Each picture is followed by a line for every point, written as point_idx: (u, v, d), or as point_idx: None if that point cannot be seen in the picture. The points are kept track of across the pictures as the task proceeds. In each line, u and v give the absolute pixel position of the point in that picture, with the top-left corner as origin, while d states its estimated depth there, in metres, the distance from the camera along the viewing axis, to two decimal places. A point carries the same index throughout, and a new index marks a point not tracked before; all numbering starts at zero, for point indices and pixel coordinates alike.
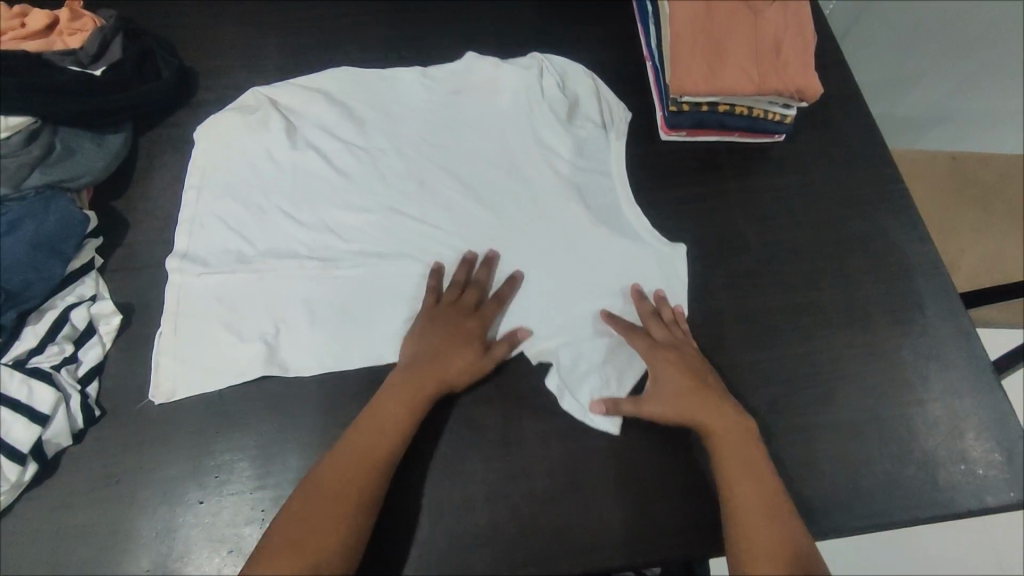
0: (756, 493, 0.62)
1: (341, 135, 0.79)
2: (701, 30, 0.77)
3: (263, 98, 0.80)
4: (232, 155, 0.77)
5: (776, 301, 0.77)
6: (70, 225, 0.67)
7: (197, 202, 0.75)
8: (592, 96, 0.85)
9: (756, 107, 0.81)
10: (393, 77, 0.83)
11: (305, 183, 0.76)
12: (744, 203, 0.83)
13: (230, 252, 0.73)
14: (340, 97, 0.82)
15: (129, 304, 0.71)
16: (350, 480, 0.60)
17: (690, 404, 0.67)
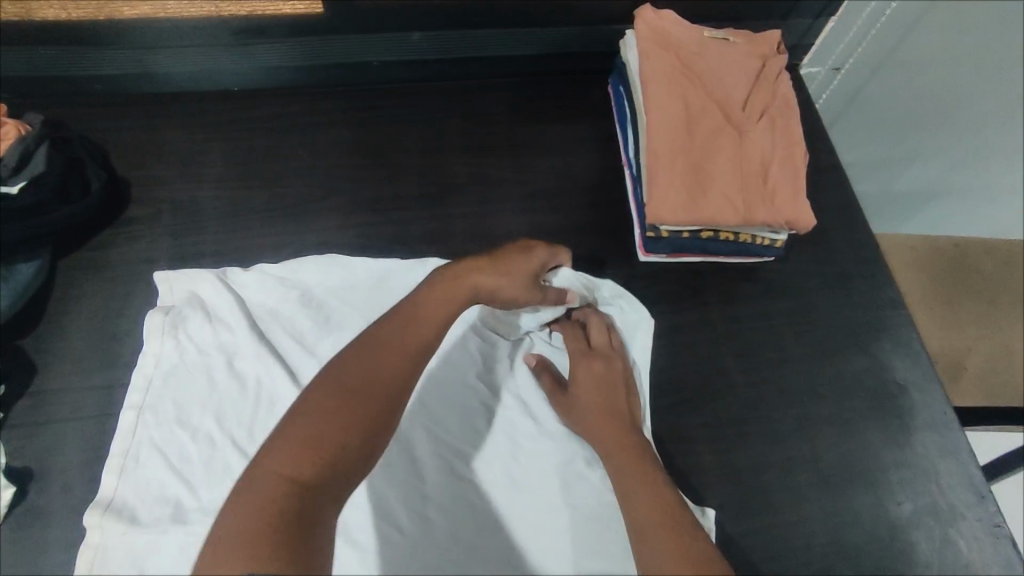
0: (646, 491, 0.58)
1: (316, 349, 0.69)
2: (681, 154, 0.70)
3: (228, 294, 0.70)
4: (186, 367, 0.67)
5: (768, 457, 0.69)
6: None
7: (136, 428, 0.63)
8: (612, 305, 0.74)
9: (743, 232, 0.74)
10: (378, 266, 0.74)
11: (266, 410, 0.66)
12: (729, 335, 0.75)
13: (165, 504, 0.61)
14: (318, 291, 0.72)
15: (28, 470, 0.62)
16: (387, 383, 0.53)
17: (596, 396, 0.66)
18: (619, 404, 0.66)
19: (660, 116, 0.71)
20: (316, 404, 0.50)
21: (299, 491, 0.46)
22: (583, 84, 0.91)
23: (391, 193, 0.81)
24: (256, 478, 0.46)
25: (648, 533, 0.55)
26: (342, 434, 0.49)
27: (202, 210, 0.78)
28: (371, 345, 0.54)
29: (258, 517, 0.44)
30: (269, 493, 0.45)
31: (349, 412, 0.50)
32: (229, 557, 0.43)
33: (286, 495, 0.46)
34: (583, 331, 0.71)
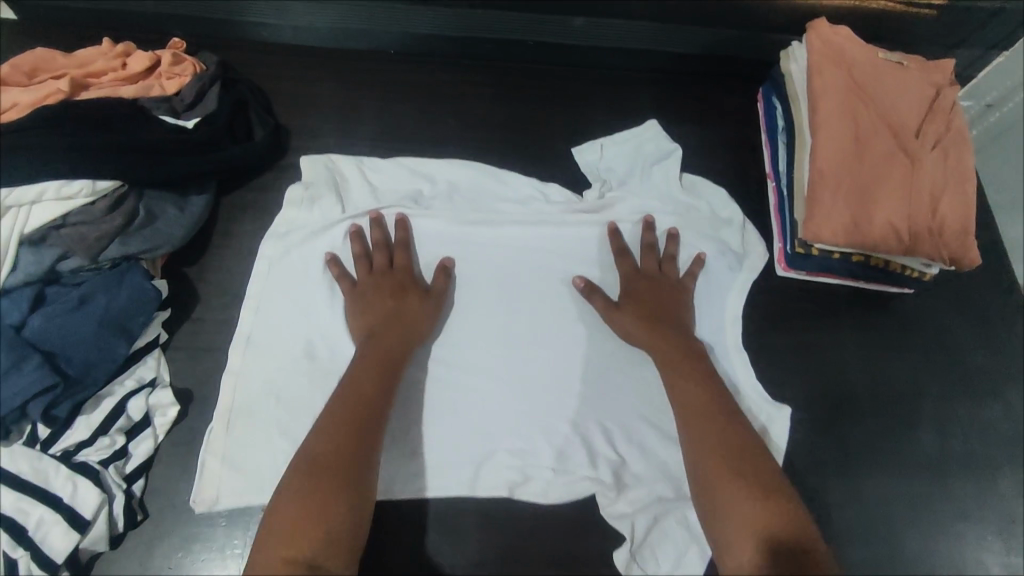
0: (695, 392, 0.62)
1: (435, 229, 0.74)
2: (848, 174, 0.69)
3: (360, 177, 0.75)
4: (315, 230, 0.72)
5: (889, 486, 0.69)
6: (141, 301, 0.63)
7: (269, 278, 0.70)
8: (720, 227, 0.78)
9: (894, 261, 0.73)
10: (505, 176, 0.77)
11: None
12: (862, 362, 0.75)
13: (297, 344, 0.67)
14: (444, 182, 0.76)
15: (189, 391, 0.66)
16: (380, 359, 0.61)
17: (652, 316, 0.68)
18: (673, 317, 0.69)
19: (828, 133, 0.70)
20: (320, 436, 0.54)
21: (343, 446, 0.53)
22: (733, 88, 0.90)
23: (534, 173, 0.82)
24: (311, 445, 0.53)
25: (700, 424, 0.59)
26: (365, 382, 0.59)
27: None
28: (356, 378, 0.59)
29: (316, 463, 0.52)
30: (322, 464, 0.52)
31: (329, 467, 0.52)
32: (308, 483, 0.51)
33: (337, 451, 0.53)
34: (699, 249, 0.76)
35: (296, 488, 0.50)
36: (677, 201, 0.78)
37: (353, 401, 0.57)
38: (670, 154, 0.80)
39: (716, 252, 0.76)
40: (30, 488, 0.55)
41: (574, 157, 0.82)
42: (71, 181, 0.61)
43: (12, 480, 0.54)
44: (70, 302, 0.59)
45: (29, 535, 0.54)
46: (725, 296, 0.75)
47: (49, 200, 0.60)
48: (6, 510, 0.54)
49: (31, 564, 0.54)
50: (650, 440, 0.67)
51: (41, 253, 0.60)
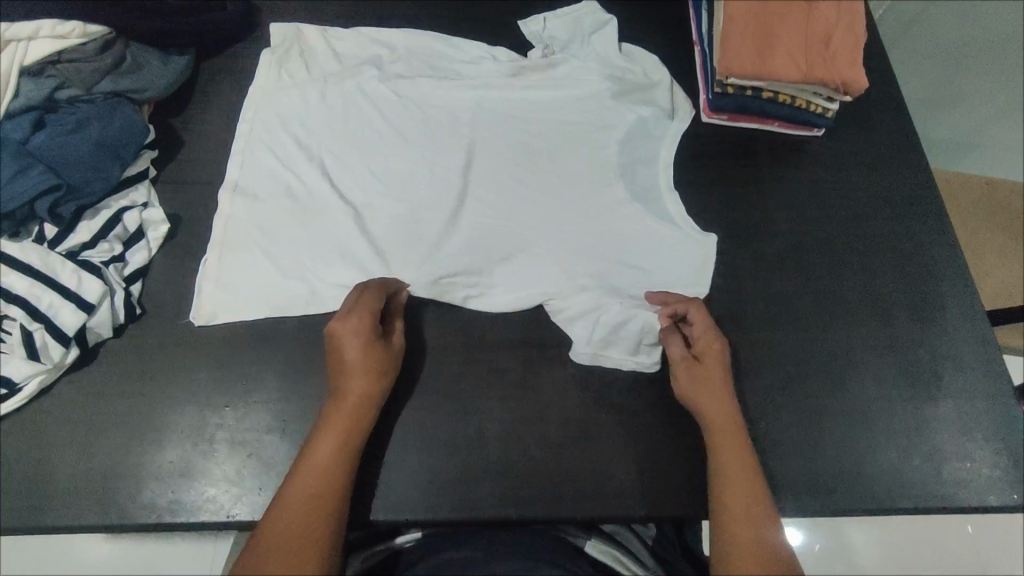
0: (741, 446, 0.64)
1: (397, 87, 0.81)
2: (754, 15, 0.78)
3: (328, 47, 0.82)
4: (290, 92, 0.79)
5: (798, 286, 0.78)
6: (131, 132, 0.71)
7: (249, 132, 0.77)
8: (650, 85, 0.85)
9: (800, 96, 0.82)
10: (457, 41, 0.85)
11: (357, 126, 0.78)
12: (775, 189, 0.85)
13: (276, 185, 0.74)
14: (403, 54, 0.84)
15: (177, 216, 0.74)
16: (322, 463, 0.59)
17: (719, 388, 0.67)
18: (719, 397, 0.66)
19: None
20: (291, 519, 0.56)
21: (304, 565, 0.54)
22: None
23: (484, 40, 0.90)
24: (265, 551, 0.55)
25: (741, 474, 0.62)
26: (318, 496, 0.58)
27: None
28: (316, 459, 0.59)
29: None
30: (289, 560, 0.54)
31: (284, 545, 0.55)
32: None
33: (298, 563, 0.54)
34: (634, 102, 0.84)
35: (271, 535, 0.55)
36: (613, 63, 0.86)
37: (305, 504, 0.57)
38: (607, 24, 0.87)
39: (646, 107, 0.84)
40: (41, 274, 0.63)
41: (521, 29, 0.89)
42: (64, 22, 0.69)
43: (24, 267, 0.62)
44: (68, 124, 0.67)
45: (42, 311, 0.62)
46: (654, 142, 0.83)
47: (44, 37, 0.68)
48: (20, 291, 0.62)
49: (46, 336, 0.62)
50: (602, 270, 0.75)
51: (39, 82, 0.68)
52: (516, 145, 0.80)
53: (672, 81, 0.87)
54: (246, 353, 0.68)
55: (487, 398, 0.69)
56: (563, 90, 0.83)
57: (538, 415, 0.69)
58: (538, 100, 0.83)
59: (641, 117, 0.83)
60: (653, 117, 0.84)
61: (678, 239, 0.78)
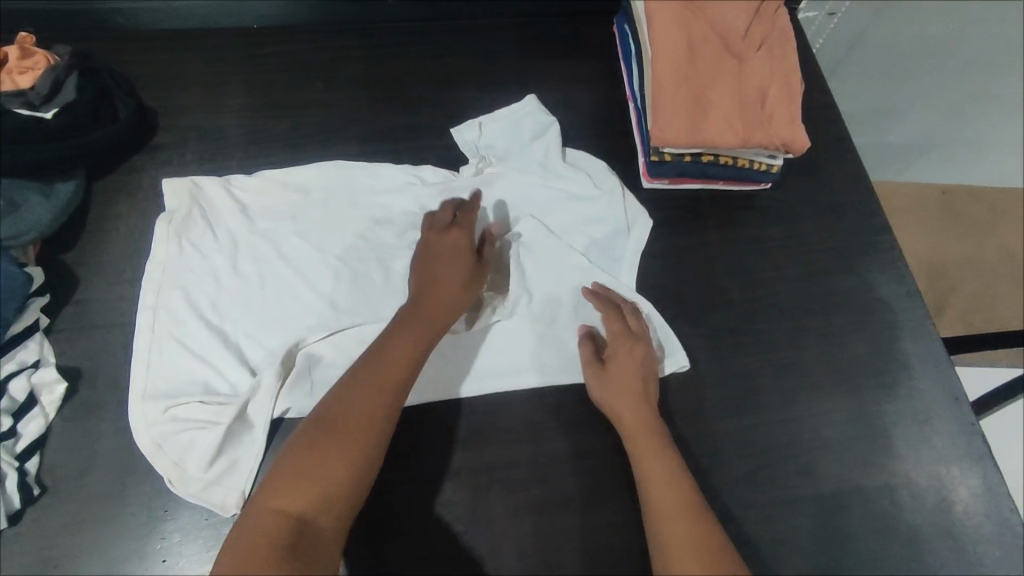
0: (672, 488, 0.61)
1: (319, 242, 0.73)
2: (684, 79, 0.74)
3: (228, 200, 0.73)
4: (193, 268, 0.69)
5: (759, 362, 0.74)
6: (13, 286, 0.63)
7: (153, 327, 0.67)
8: (608, 198, 0.77)
9: (741, 157, 0.78)
10: (376, 168, 0.76)
11: (275, 296, 0.70)
12: (725, 254, 0.80)
13: (199, 377, 0.66)
14: (318, 192, 0.75)
15: (77, 368, 0.67)
16: (415, 339, 0.63)
17: (624, 377, 0.68)
18: (632, 358, 0.68)
19: (665, 43, 0.75)
20: (352, 397, 0.59)
21: (351, 437, 0.57)
22: (589, 24, 0.94)
23: (404, 122, 0.84)
24: (311, 437, 0.57)
25: (666, 517, 0.60)
26: (389, 388, 0.60)
27: (225, 138, 0.80)
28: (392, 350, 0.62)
29: (315, 453, 0.55)
30: (345, 417, 0.57)
31: (337, 443, 0.56)
32: (298, 478, 0.54)
33: (352, 442, 0.56)
34: (588, 223, 0.78)
35: (315, 426, 0.57)
36: (555, 170, 0.78)
37: (370, 386, 0.59)
38: (548, 127, 0.80)
39: (599, 224, 0.77)
40: None
41: (455, 138, 0.82)
42: None
43: None
44: None
45: None
46: (613, 263, 0.77)
47: None
48: None
49: None
50: (564, 431, 0.69)
51: None
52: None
53: (625, 188, 0.78)
54: (164, 522, 0.62)
55: (436, 535, 0.64)
56: (505, 219, 0.77)
57: (492, 549, 0.64)
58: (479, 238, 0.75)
59: (593, 239, 0.77)
60: (609, 234, 0.77)
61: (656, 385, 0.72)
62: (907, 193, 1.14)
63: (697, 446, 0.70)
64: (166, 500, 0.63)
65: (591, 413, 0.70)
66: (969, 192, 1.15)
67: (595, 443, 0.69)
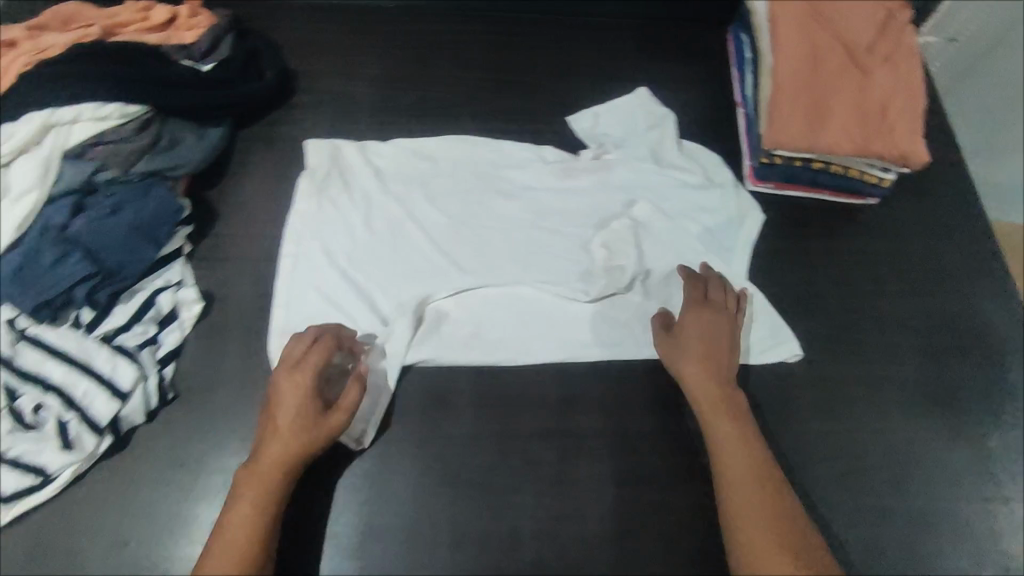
0: (743, 454, 0.64)
1: (445, 208, 0.78)
2: (804, 85, 0.75)
3: (365, 163, 0.80)
4: (330, 219, 0.76)
5: (855, 371, 0.74)
6: (166, 213, 0.70)
7: (295, 270, 0.74)
8: (722, 192, 0.82)
9: (852, 167, 0.79)
10: (501, 146, 0.82)
11: (402, 250, 0.75)
12: (826, 262, 0.80)
13: (333, 316, 0.71)
14: (445, 160, 0.81)
15: (211, 293, 0.73)
16: (254, 473, 0.60)
17: (695, 347, 0.69)
18: (705, 329, 0.70)
19: (787, 50, 0.77)
20: (242, 499, 0.59)
21: (246, 539, 0.57)
22: (704, 30, 0.96)
23: (521, 106, 0.88)
24: (230, 536, 0.57)
25: (738, 485, 0.62)
26: (252, 510, 0.59)
27: (356, 104, 0.87)
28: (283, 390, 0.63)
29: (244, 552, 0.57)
30: (236, 518, 0.58)
31: (244, 518, 0.58)
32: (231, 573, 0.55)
33: (250, 534, 0.58)
34: (699, 214, 0.81)
35: (235, 517, 0.58)
36: (670, 160, 0.83)
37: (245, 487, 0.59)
38: (662, 119, 0.86)
39: (714, 215, 0.81)
40: (78, 363, 0.63)
41: (569, 125, 0.86)
42: (103, 105, 0.69)
43: (62, 355, 0.63)
44: (106, 208, 0.67)
45: (77, 402, 0.62)
46: (727, 252, 0.80)
47: (85, 120, 0.68)
48: (57, 380, 0.62)
49: (80, 425, 0.62)
50: (652, 410, 0.71)
51: (80, 165, 0.68)
52: (579, 271, 0.76)
53: (736, 184, 0.83)
54: None
55: (523, 489, 0.66)
56: (619, 203, 0.80)
57: (576, 513, 0.66)
58: (597, 218, 0.80)
59: (704, 229, 0.80)
60: (720, 226, 0.80)
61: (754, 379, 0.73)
62: None
63: (786, 444, 0.70)
64: None
65: (681, 398, 0.72)
66: None
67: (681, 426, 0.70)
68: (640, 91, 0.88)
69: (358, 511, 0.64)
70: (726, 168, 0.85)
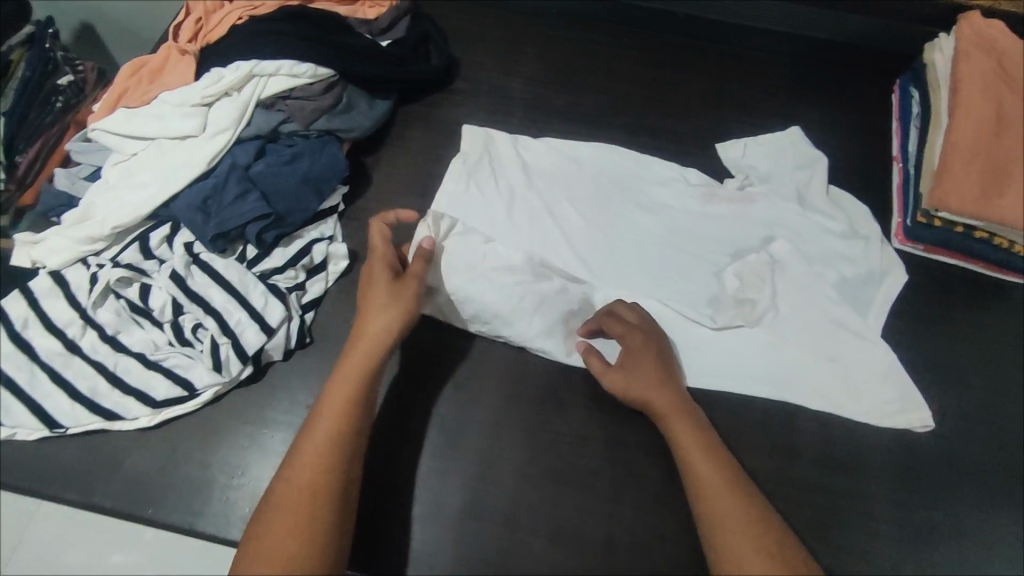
0: (717, 471, 0.60)
1: (585, 212, 0.80)
2: (984, 150, 0.72)
3: (513, 156, 0.83)
4: (474, 202, 0.79)
5: (988, 457, 0.70)
6: (334, 171, 0.75)
7: None
8: (870, 244, 0.79)
9: (1019, 242, 0.75)
10: (647, 161, 0.83)
11: (540, 245, 0.77)
12: (972, 337, 0.76)
13: (466, 295, 0.74)
14: (591, 166, 0.83)
15: (356, 253, 0.77)
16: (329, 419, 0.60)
17: (642, 362, 0.66)
18: (638, 348, 0.67)
19: (970, 111, 0.74)
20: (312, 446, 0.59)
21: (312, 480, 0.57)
22: (868, 77, 0.94)
23: (670, 125, 0.88)
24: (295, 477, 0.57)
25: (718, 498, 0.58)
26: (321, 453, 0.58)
27: (511, 97, 0.90)
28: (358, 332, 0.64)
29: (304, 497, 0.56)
30: (305, 460, 0.58)
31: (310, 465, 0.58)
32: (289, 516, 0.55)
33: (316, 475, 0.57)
34: (840, 263, 0.78)
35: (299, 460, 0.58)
36: (816, 204, 0.81)
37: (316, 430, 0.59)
38: (814, 160, 0.84)
39: (855, 265, 0.78)
40: (236, 293, 0.67)
41: (716, 152, 0.86)
42: (299, 65, 0.75)
43: (224, 283, 0.68)
44: (285, 155, 0.74)
45: (230, 328, 0.66)
46: (864, 306, 0.77)
47: (281, 76, 0.75)
48: (217, 305, 0.67)
49: (230, 350, 0.66)
50: (765, 451, 0.69)
51: (270, 116, 0.75)
52: (710, 296, 0.76)
53: (883, 239, 0.80)
54: (398, 402, 0.70)
55: (625, 501, 0.66)
56: (757, 238, 0.79)
57: (675, 537, 0.65)
58: (733, 248, 0.79)
59: (844, 278, 0.77)
60: (861, 279, 0.77)
61: (878, 442, 0.70)
62: None
63: (902, 517, 0.67)
64: (401, 384, 0.71)
65: (797, 445, 0.70)
66: None
67: (795, 474, 0.68)
68: (794, 129, 0.87)
69: (463, 487, 0.66)
70: (872, 222, 0.81)
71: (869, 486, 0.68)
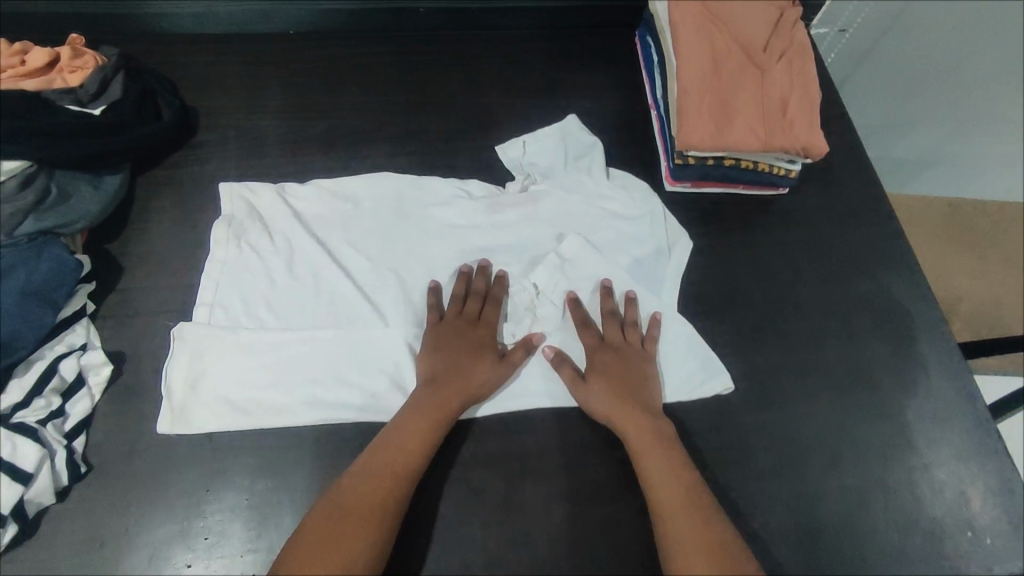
0: (665, 482, 0.63)
1: (369, 242, 0.77)
2: (707, 86, 0.77)
3: (282, 211, 0.77)
4: (250, 263, 0.74)
5: (783, 360, 0.77)
6: (64, 273, 0.66)
7: (214, 320, 0.70)
8: (655, 221, 0.82)
9: (761, 161, 0.82)
10: (427, 185, 0.81)
11: (329, 288, 0.74)
12: (747, 256, 0.83)
13: (262, 366, 0.69)
14: (364, 190, 0.80)
15: (121, 353, 0.69)
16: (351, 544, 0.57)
17: (609, 379, 0.69)
18: (620, 376, 0.70)
19: (688, 53, 0.78)
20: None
21: None
22: (611, 35, 0.98)
23: (438, 127, 0.87)
24: None
25: (668, 505, 0.62)
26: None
27: (265, 138, 0.83)
28: (403, 434, 0.64)
29: None
30: None
31: None
32: None
33: None
34: (621, 222, 0.82)
35: None
36: (597, 191, 0.83)
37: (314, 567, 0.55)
38: (589, 147, 0.85)
39: (643, 244, 0.81)
40: None
41: (494, 154, 0.86)
42: None
43: None
44: None
45: None
46: (656, 259, 0.80)
47: None
48: None
49: None
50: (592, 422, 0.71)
51: None
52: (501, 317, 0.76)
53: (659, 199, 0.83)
54: (207, 502, 0.64)
55: (471, 520, 0.65)
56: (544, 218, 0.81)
57: (524, 535, 0.65)
58: (530, 254, 0.79)
59: (633, 237, 0.81)
60: (647, 233, 0.81)
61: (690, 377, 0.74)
62: (914, 204, 1.20)
63: (721, 439, 0.72)
64: (202, 482, 0.64)
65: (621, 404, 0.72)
66: (972, 206, 1.21)
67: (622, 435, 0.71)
68: (568, 119, 0.87)
69: None
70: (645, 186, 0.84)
71: (692, 420, 0.73)
